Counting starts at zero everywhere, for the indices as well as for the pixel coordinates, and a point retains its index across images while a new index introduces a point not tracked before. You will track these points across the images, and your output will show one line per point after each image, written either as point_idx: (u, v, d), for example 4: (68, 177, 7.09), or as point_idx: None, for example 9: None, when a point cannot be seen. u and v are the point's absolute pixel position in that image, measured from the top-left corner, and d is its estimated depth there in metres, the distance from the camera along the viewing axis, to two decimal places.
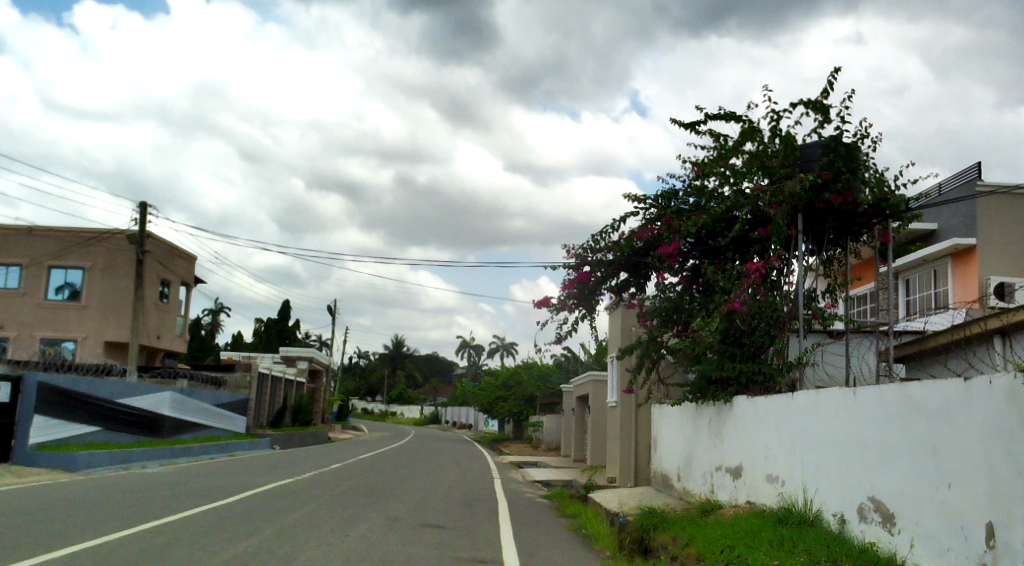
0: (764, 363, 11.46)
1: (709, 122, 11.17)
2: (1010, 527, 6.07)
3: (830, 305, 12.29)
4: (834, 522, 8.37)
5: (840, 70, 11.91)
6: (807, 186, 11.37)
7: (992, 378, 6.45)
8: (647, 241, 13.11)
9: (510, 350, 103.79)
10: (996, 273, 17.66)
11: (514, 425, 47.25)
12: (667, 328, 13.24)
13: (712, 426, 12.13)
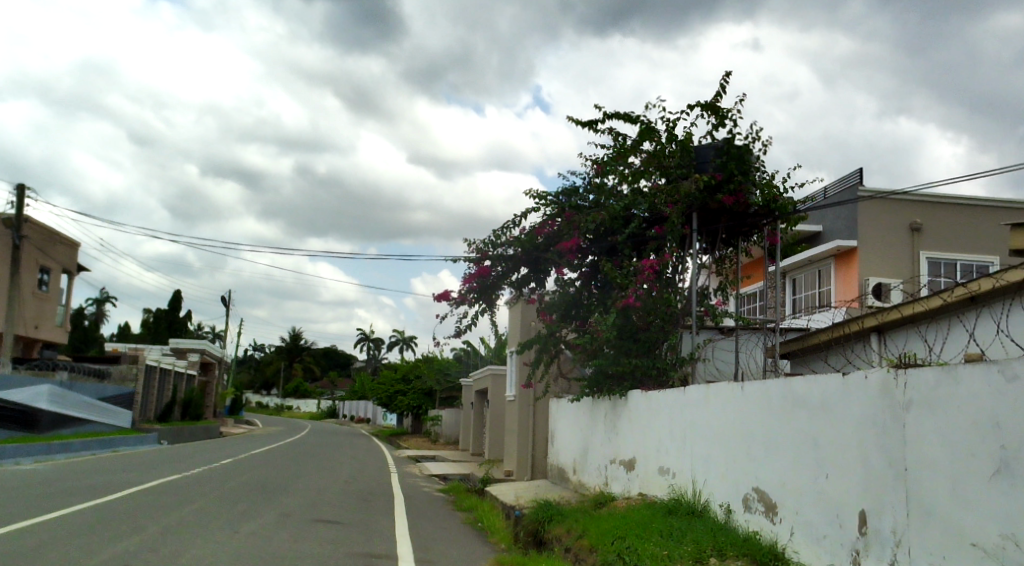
0: (658, 358, 11.78)
1: (608, 121, 11.35)
2: (881, 514, 6.48)
3: (722, 302, 12.71)
4: (721, 512, 8.67)
5: (731, 74, 12.33)
6: (701, 186, 11.80)
7: (867, 372, 6.84)
8: (548, 236, 13.25)
9: (410, 343, 102.86)
10: (875, 273, 18.62)
11: (412, 419, 47.09)
12: (566, 322, 13.44)
13: (608, 419, 12.38)
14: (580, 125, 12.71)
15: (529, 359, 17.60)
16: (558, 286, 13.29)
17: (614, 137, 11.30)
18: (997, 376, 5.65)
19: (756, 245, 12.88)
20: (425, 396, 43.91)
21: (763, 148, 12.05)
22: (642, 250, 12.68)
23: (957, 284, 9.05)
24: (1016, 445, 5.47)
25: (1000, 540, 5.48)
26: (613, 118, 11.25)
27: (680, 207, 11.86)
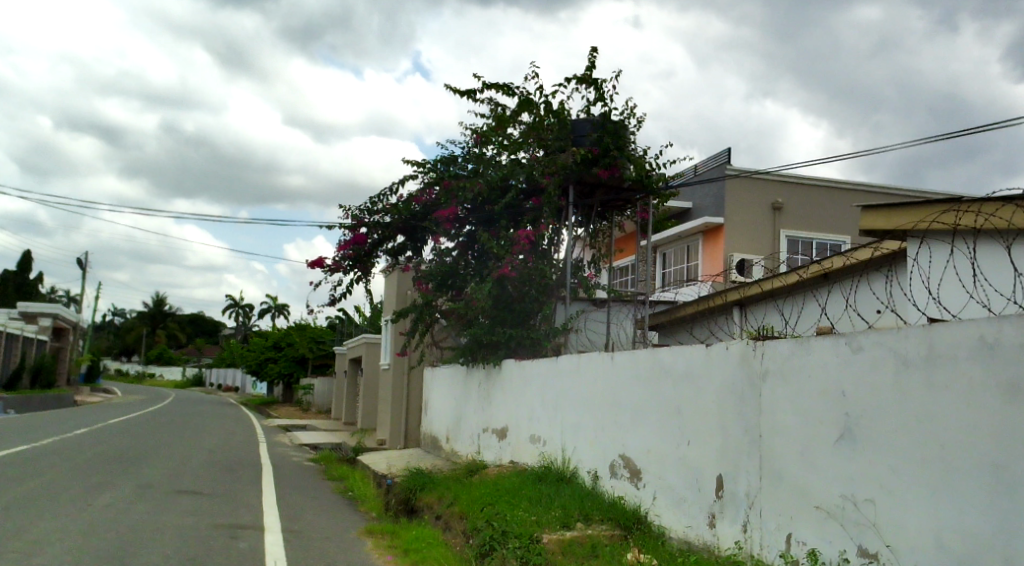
0: (532, 329, 11.98)
1: (486, 90, 11.30)
2: (736, 478, 6.86)
3: (595, 275, 13.02)
4: (588, 478, 8.94)
5: (598, 49, 12.56)
6: (578, 159, 12.02)
7: (728, 343, 7.16)
8: (425, 204, 13.25)
9: (281, 309, 100.08)
10: (739, 250, 19.43)
11: (283, 387, 46.08)
12: (442, 292, 13.32)
13: (481, 388, 12.51)
14: (457, 94, 12.63)
15: (404, 327, 17.60)
16: (435, 255, 13.19)
17: (492, 107, 11.28)
18: (844, 348, 6.08)
19: (629, 219, 13.23)
20: (296, 363, 43.07)
21: (637, 124, 12.32)
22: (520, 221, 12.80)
23: (811, 261, 9.58)
24: (859, 412, 5.92)
25: (841, 499, 5.94)
26: (491, 88, 11.21)
27: (557, 179, 12.02)
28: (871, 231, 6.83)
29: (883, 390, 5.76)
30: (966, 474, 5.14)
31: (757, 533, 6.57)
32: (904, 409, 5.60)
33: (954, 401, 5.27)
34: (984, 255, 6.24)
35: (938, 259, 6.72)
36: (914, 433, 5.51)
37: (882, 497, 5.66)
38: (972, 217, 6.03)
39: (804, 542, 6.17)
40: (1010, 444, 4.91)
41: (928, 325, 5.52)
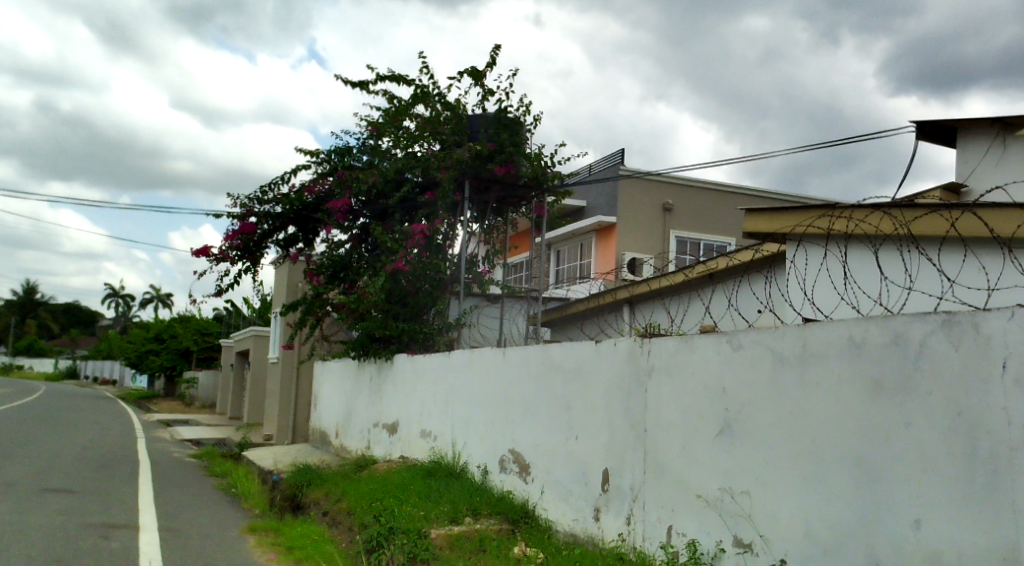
0: (424, 324, 11.93)
1: (381, 82, 11.15)
2: (621, 472, 7.01)
3: (489, 271, 12.92)
4: (478, 472, 8.98)
5: (498, 48, 12.57)
6: (474, 155, 12.03)
7: (616, 340, 7.32)
8: (318, 195, 13.12)
9: (164, 300, 96.40)
10: (631, 249, 19.82)
11: (167, 382, 44.29)
12: (334, 284, 13.11)
13: (372, 382, 12.37)
14: (351, 84, 12.42)
15: (292, 320, 17.23)
16: (327, 246, 12.99)
17: (388, 99, 11.14)
18: (725, 345, 6.30)
19: (524, 216, 13.28)
20: (179, 358, 41.16)
21: (532, 121, 12.41)
22: (415, 216, 12.65)
23: (697, 262, 9.87)
24: (737, 407, 6.15)
25: (719, 492, 6.16)
26: (387, 80, 11.07)
27: (452, 173, 11.98)
28: (754, 234, 7.07)
29: (760, 386, 6.01)
30: (836, 467, 5.46)
31: (640, 526, 6.74)
32: (779, 405, 5.87)
33: (826, 398, 5.58)
34: (852, 258, 6.58)
35: (812, 262, 7.05)
36: (789, 428, 5.78)
37: (757, 489, 5.90)
38: (843, 223, 6.34)
39: (684, 533, 6.37)
40: (877, 439, 5.26)
41: (802, 324, 5.82)
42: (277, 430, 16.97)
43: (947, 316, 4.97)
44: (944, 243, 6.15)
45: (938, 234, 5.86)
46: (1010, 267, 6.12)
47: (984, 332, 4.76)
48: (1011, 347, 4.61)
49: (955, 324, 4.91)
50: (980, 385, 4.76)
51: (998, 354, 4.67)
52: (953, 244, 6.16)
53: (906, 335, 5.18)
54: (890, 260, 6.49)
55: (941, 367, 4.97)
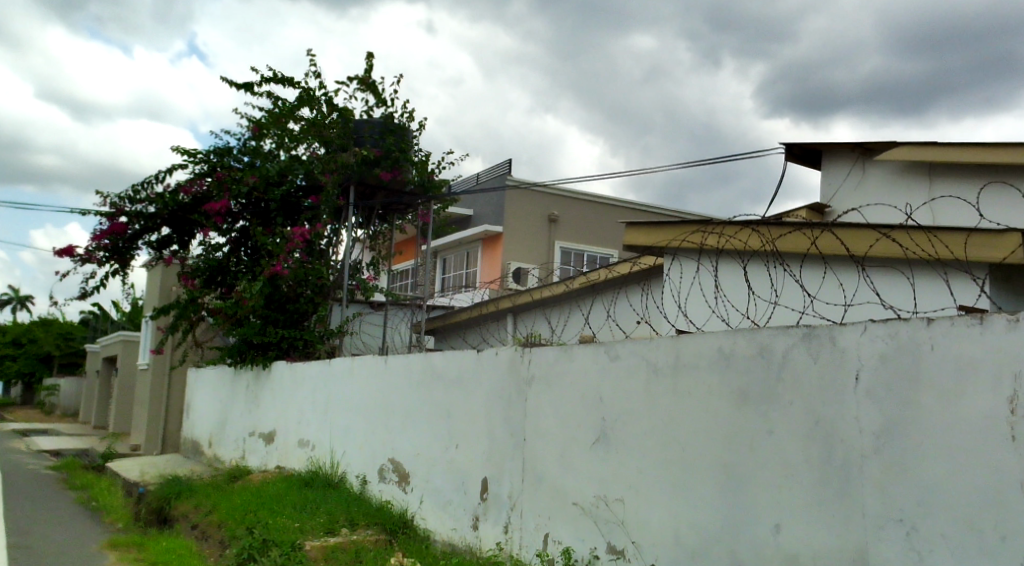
0: (305, 330, 11.73)
1: (266, 83, 10.88)
2: (499, 480, 7.06)
3: (374, 278, 12.78)
4: (356, 483, 8.85)
5: (374, 55, 12.47)
6: (360, 160, 11.90)
7: (497, 350, 7.36)
8: (195, 196, 12.56)
9: (28, 302, 90.91)
10: (516, 259, 20.22)
11: (24, 389, 41.67)
12: (210, 289, 12.73)
13: (249, 390, 12.03)
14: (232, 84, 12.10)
15: (165, 324, 16.56)
16: (203, 250, 12.60)
17: (272, 100, 10.90)
18: (602, 356, 6.43)
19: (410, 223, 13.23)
20: (40, 363, 39.25)
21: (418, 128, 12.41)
22: (296, 217, 12.62)
23: (578, 274, 10.04)
24: (613, 416, 6.28)
25: (594, 499, 6.27)
26: (272, 81, 10.81)
27: (337, 177, 11.87)
28: (633, 247, 7.23)
29: (633, 396, 6.16)
30: (704, 474, 5.66)
31: (517, 534, 6.79)
32: (652, 414, 6.03)
33: (696, 407, 5.78)
34: (721, 272, 6.84)
35: (685, 276, 7.29)
36: (661, 437, 5.95)
37: (630, 496, 6.04)
38: (712, 239, 6.59)
39: (559, 541, 6.45)
40: (743, 447, 5.49)
41: (675, 335, 6.01)
42: (146, 440, 16.24)
43: (807, 329, 5.27)
44: (805, 260, 6.49)
45: (800, 251, 6.18)
46: (861, 283, 6.54)
47: (841, 346, 5.09)
48: (864, 359, 4.96)
49: (814, 338, 5.21)
50: (835, 396, 5.08)
51: (853, 366, 5.02)
52: (813, 261, 6.50)
53: (771, 347, 5.45)
54: (757, 275, 6.79)
55: (801, 378, 5.26)
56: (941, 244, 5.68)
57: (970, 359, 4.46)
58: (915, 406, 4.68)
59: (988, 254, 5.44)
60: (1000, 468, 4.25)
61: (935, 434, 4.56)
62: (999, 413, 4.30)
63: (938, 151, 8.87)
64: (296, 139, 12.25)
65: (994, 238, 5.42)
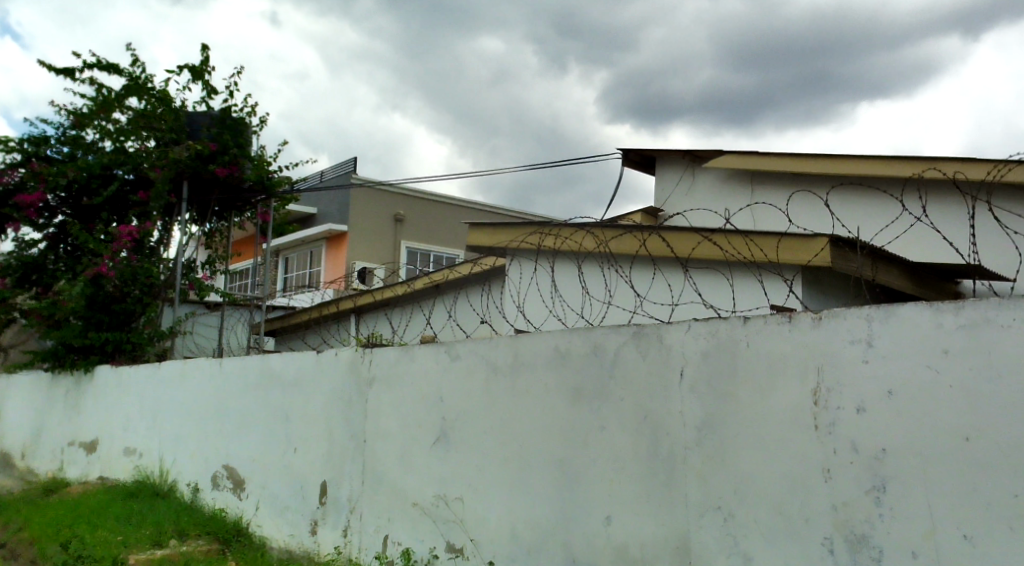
0: (133, 332, 11.14)
1: (89, 69, 10.19)
2: (339, 483, 6.95)
3: (209, 278, 12.33)
4: (187, 491, 8.48)
5: (209, 49, 12.06)
6: (193, 154, 11.43)
7: (336, 351, 7.24)
8: (6, 187, 11.73)
9: None
10: (362, 258, 20.01)
11: None
12: (23, 288, 11.96)
13: (70, 396, 11.33)
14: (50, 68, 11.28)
15: None
16: (16, 246, 11.74)
17: (96, 88, 10.25)
18: (444, 355, 6.45)
19: (248, 222, 12.82)
20: None
21: (258, 123, 12.03)
22: (123, 213, 11.92)
23: (421, 274, 10.04)
24: (453, 416, 6.31)
25: (434, 499, 6.28)
26: (96, 67, 10.14)
27: (168, 172, 11.35)
28: (476, 247, 7.30)
29: (474, 395, 6.21)
30: (540, 470, 5.78)
31: (356, 537, 6.71)
32: (491, 412, 6.11)
33: (532, 405, 5.89)
34: (555, 272, 7.01)
35: (525, 276, 7.44)
36: (500, 435, 6.02)
37: (469, 494, 6.09)
38: (549, 240, 6.75)
39: (398, 542, 6.42)
40: (576, 443, 5.65)
41: (514, 335, 6.10)
42: None
43: (637, 328, 5.48)
44: (636, 261, 6.77)
45: (630, 252, 6.44)
46: (687, 285, 6.89)
47: (667, 344, 5.33)
48: (688, 357, 5.21)
49: (643, 336, 5.42)
50: (661, 392, 5.31)
51: (677, 363, 5.26)
52: (644, 264, 6.80)
53: (604, 346, 5.62)
54: (590, 276, 7.03)
55: (631, 375, 5.46)
56: (756, 247, 6.06)
57: (780, 355, 4.78)
58: (732, 400, 4.96)
59: (797, 256, 5.87)
60: (805, 456, 4.58)
61: (749, 426, 4.85)
62: (804, 406, 4.63)
63: (761, 161, 9.41)
64: (124, 130, 11.59)
65: (804, 242, 5.84)
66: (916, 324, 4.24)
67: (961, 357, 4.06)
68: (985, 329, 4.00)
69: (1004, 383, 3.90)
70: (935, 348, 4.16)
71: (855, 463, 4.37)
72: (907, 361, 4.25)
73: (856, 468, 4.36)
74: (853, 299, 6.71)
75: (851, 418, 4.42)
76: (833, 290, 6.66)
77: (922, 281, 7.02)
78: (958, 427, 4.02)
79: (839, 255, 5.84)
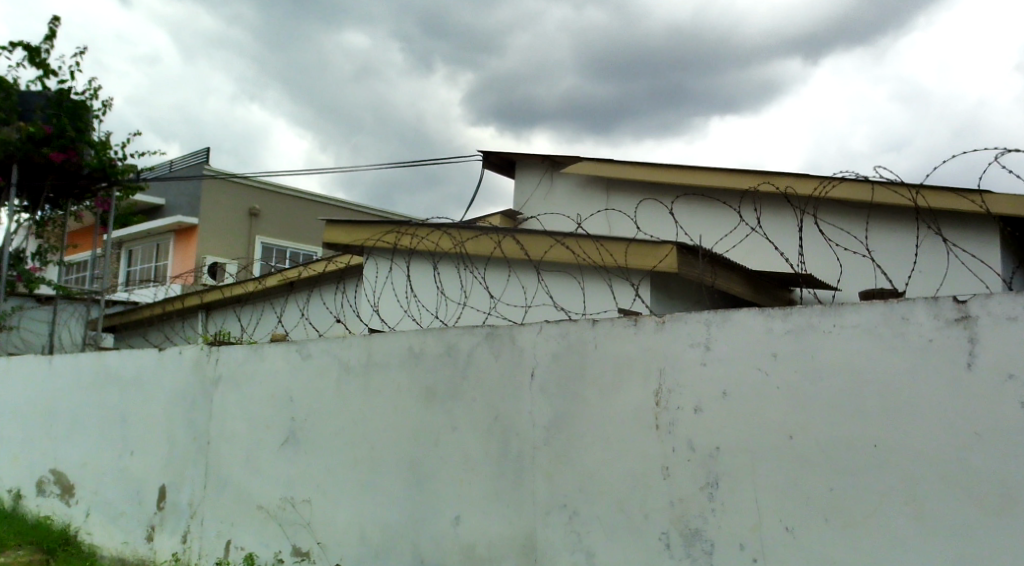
0: None
1: None
2: (179, 487, 6.68)
3: (39, 269, 11.53)
4: (8, 498, 7.98)
5: (56, 22, 11.26)
6: (24, 136, 10.83)
7: (180, 348, 6.95)
8: None
9: None
10: (213, 253, 19.29)
11: None
12: None
13: None
14: None
15: None
16: None
17: None
18: (295, 355, 6.29)
19: (88, 211, 12.18)
20: None
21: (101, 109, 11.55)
22: None
23: (273, 271, 9.80)
24: (303, 416, 6.17)
25: (280, 501, 6.12)
26: None
27: None
28: (333, 246, 7.17)
29: (325, 395, 6.09)
30: (391, 471, 5.73)
31: (197, 543, 6.47)
32: (343, 412, 6.01)
33: (385, 406, 5.84)
34: (411, 271, 6.98)
35: (381, 276, 7.37)
36: (351, 436, 5.94)
37: (317, 496, 5.97)
38: (407, 240, 6.72)
39: (241, 547, 6.23)
40: (428, 443, 5.64)
41: (368, 335, 6.02)
42: None
43: (490, 329, 5.51)
44: (490, 262, 6.84)
45: (485, 254, 6.51)
46: (540, 287, 7.02)
47: (519, 345, 5.39)
48: (539, 358, 5.30)
49: (496, 337, 5.47)
50: (512, 392, 5.37)
51: (528, 364, 5.33)
52: (499, 266, 6.88)
53: (457, 347, 5.63)
54: (446, 277, 7.04)
55: (483, 376, 5.50)
56: (606, 252, 6.25)
57: (625, 357, 4.94)
58: (580, 400, 5.08)
59: (643, 262, 6.10)
60: (646, 455, 4.74)
61: (595, 425, 4.99)
62: (647, 406, 4.80)
63: (617, 168, 9.67)
64: None
65: (650, 248, 6.08)
66: (749, 329, 4.47)
67: (788, 360, 4.32)
68: (810, 334, 4.27)
69: (825, 384, 4.18)
70: (765, 352, 4.41)
71: (692, 460, 4.57)
72: (740, 364, 4.48)
73: (692, 465, 4.56)
74: (696, 303, 7.03)
75: (690, 418, 4.61)
76: (678, 294, 6.95)
77: (759, 287, 7.45)
78: (783, 426, 4.28)
79: (682, 261, 6.10)
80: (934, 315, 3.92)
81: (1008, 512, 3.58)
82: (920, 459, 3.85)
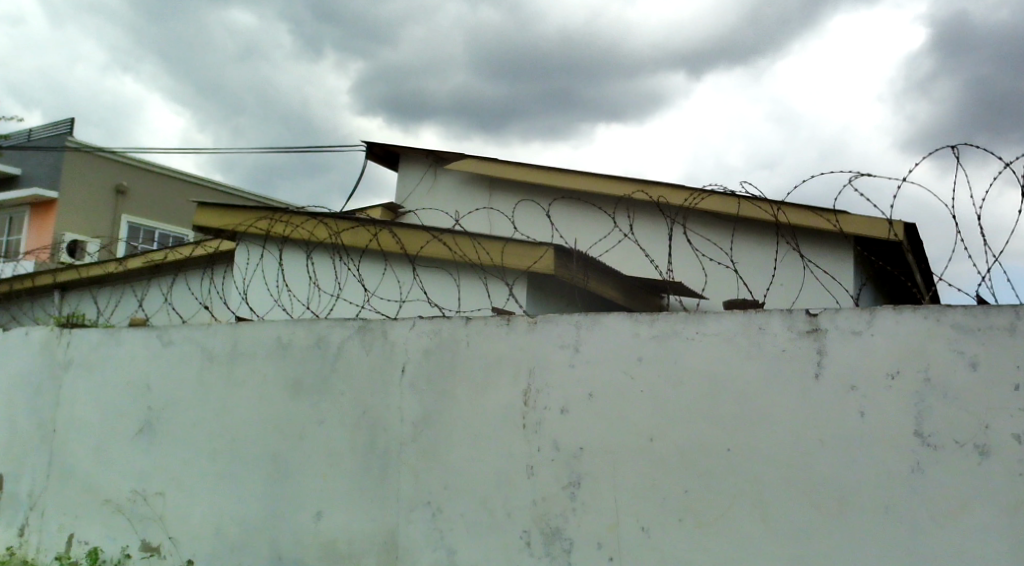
0: None
1: None
2: (19, 477, 6.43)
3: None
4: None
5: None
6: None
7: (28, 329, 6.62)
8: None
9: None
10: (73, 229, 18.25)
11: None
12: None
13: None
14: None
15: None
16: None
17: None
18: (154, 341, 6.03)
19: None
20: None
21: None
22: None
23: (137, 253, 9.37)
24: (161, 405, 5.94)
25: (131, 495, 5.90)
26: None
27: None
28: (202, 229, 6.90)
29: (187, 384, 5.88)
30: (252, 465, 5.56)
31: (35, 537, 6.21)
32: (204, 402, 5.80)
33: (249, 397, 5.66)
34: (283, 259, 6.80)
35: (251, 262, 7.15)
36: (211, 428, 5.74)
37: (171, 489, 5.77)
38: (280, 227, 6.54)
39: (85, 541, 6.01)
40: (291, 437, 5.50)
41: (234, 323, 5.82)
42: None
43: (362, 322, 5.42)
44: (366, 254, 6.74)
45: (361, 246, 6.41)
46: (416, 282, 6.98)
47: (390, 339, 5.32)
48: (410, 353, 5.24)
49: (367, 331, 5.38)
50: (381, 387, 5.30)
51: (399, 359, 5.27)
52: (375, 259, 6.79)
53: (328, 339, 5.51)
54: (320, 268, 6.90)
55: (352, 369, 5.40)
56: (482, 250, 6.26)
57: (496, 356, 4.94)
58: (449, 398, 5.05)
59: (518, 262, 6.15)
60: (511, 453, 4.77)
61: (462, 423, 4.98)
62: (514, 405, 4.82)
63: (501, 168, 9.71)
64: None
65: (525, 249, 6.13)
66: (616, 333, 4.57)
67: (652, 365, 4.44)
68: (674, 340, 4.40)
69: (685, 389, 4.31)
70: (630, 356, 4.51)
71: (555, 460, 4.62)
72: (607, 367, 4.57)
73: (555, 464, 4.62)
74: (569, 304, 7.15)
75: (555, 418, 4.67)
76: (553, 295, 7.04)
77: (631, 292, 7.65)
78: (643, 428, 4.39)
79: (556, 264, 6.19)
80: (788, 327, 4.11)
81: (845, 514, 3.81)
82: (767, 463, 4.03)
